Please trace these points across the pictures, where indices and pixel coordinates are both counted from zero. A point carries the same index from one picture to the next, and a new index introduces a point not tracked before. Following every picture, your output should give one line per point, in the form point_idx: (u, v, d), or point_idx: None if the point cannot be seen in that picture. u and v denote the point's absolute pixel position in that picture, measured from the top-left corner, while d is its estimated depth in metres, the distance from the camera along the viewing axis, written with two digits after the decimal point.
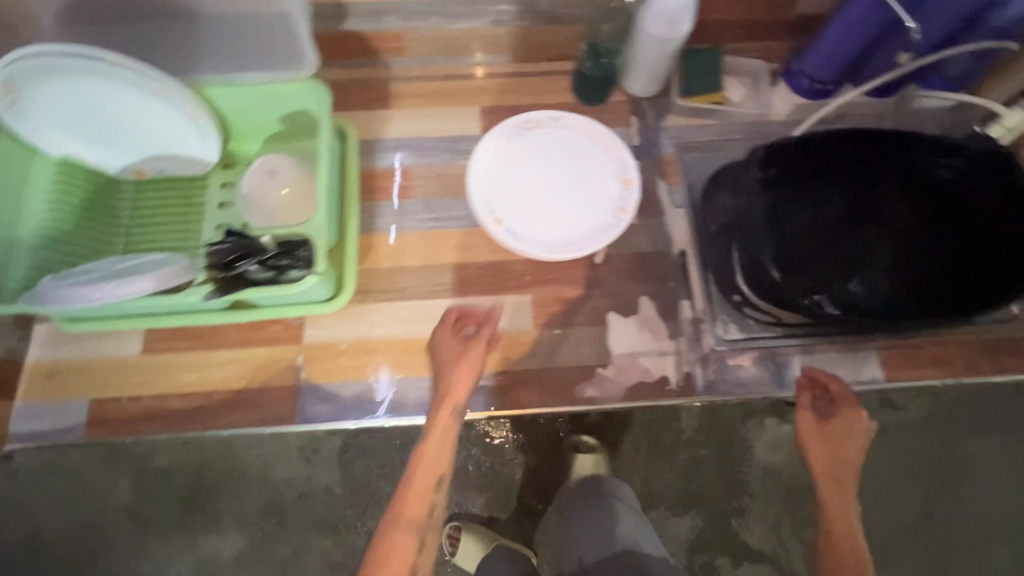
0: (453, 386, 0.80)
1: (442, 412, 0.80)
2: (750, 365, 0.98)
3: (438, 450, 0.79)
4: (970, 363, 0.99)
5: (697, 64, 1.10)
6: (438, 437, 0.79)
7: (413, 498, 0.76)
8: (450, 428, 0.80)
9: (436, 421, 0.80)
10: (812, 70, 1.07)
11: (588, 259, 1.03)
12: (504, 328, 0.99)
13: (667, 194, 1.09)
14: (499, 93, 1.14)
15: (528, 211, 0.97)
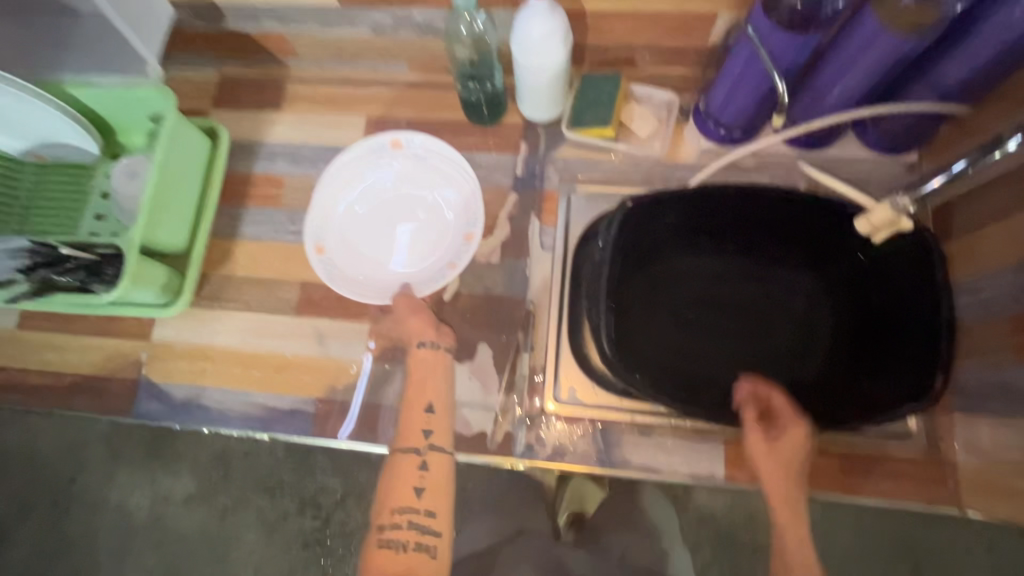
0: (414, 399, 0.88)
1: (411, 419, 0.86)
2: (577, 435, 0.91)
3: (412, 463, 0.83)
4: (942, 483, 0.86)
5: (592, 93, 0.99)
6: (408, 456, 0.84)
7: (409, 501, 0.80)
8: (418, 447, 0.84)
9: (405, 436, 0.85)
10: (718, 114, 0.93)
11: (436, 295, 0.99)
12: (334, 354, 0.98)
13: (538, 234, 1.01)
14: (391, 103, 1.08)
15: (359, 241, 0.98)
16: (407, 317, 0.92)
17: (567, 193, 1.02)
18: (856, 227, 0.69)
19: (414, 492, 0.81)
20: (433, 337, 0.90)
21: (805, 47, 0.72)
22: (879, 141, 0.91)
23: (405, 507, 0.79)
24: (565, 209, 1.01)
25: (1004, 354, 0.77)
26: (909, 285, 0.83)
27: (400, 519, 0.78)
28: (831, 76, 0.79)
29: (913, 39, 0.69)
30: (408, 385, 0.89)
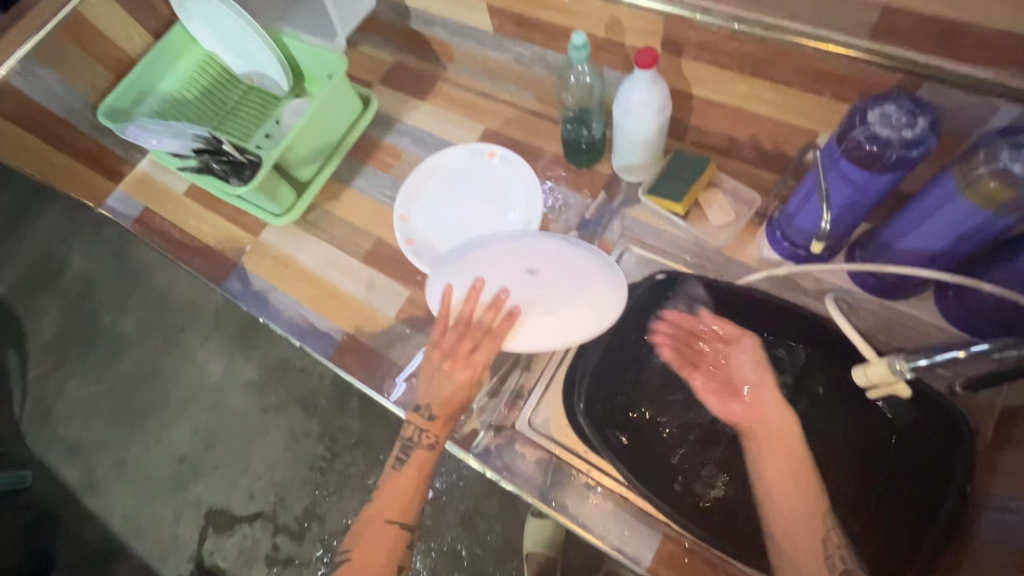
0: (404, 480, 0.89)
1: (399, 497, 0.88)
2: (531, 460, 0.96)
3: (399, 535, 0.87)
4: None
5: (676, 168, 1.04)
6: (401, 530, 0.87)
7: (400, 524, 0.87)
8: (410, 525, 0.88)
9: (404, 513, 0.87)
10: (787, 227, 0.93)
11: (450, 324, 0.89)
12: (374, 303, 1.14)
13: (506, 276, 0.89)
14: (509, 122, 1.23)
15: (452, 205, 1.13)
16: (440, 380, 0.89)
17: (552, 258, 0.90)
18: (857, 374, 0.83)
19: (397, 531, 0.87)
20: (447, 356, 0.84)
21: (873, 189, 0.72)
22: (961, 318, 0.82)
23: (397, 520, 0.87)
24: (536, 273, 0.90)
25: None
26: (912, 446, 0.83)
27: (400, 528, 0.87)
28: (903, 226, 0.77)
29: (992, 213, 0.65)
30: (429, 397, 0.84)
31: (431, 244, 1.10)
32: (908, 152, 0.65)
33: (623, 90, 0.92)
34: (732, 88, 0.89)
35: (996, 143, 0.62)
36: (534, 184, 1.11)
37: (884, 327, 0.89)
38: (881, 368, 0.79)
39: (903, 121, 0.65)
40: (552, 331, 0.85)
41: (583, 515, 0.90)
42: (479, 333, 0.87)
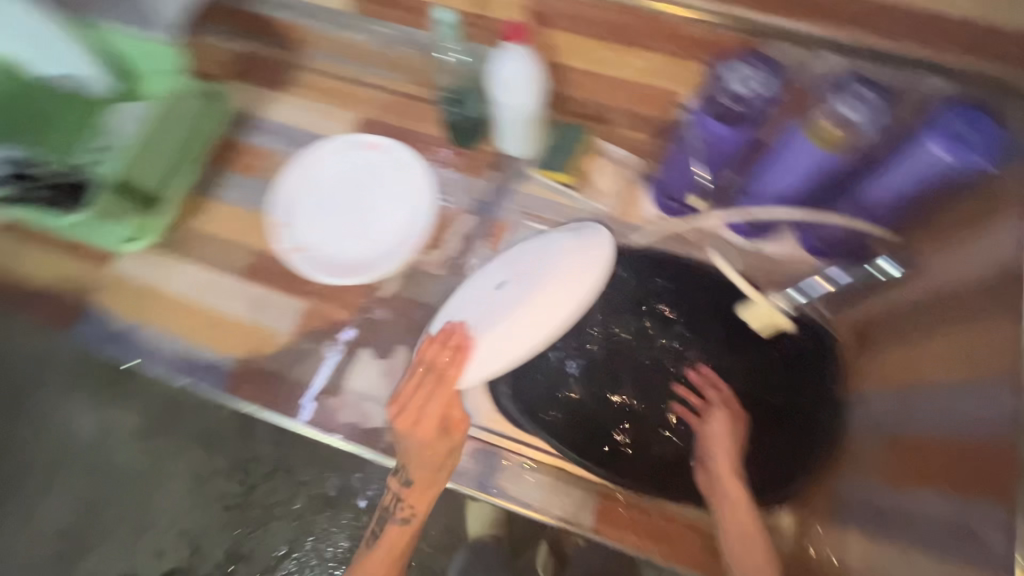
0: (403, 531, 0.89)
1: (380, 557, 0.88)
2: (464, 454, 0.94)
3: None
4: None
5: (559, 141, 1.05)
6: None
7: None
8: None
9: (372, 562, 0.88)
10: (669, 186, 0.98)
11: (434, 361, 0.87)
12: (265, 322, 1.03)
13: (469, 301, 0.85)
14: (383, 108, 1.16)
15: (331, 190, 1.06)
16: (406, 441, 0.89)
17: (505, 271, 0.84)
18: (742, 314, 0.92)
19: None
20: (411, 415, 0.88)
21: (734, 143, 0.79)
22: (818, 248, 0.92)
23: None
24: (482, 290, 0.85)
25: (872, 473, 0.79)
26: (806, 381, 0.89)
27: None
28: (766, 173, 0.84)
29: (835, 154, 0.74)
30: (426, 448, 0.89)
31: (322, 249, 1.03)
32: (764, 108, 0.71)
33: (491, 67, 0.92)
34: (599, 57, 0.91)
35: (832, 91, 0.70)
36: (422, 170, 1.06)
37: (758, 266, 0.99)
38: (763, 308, 0.90)
39: (753, 79, 0.70)
40: (501, 358, 0.80)
41: (516, 492, 0.92)
42: (431, 381, 0.87)
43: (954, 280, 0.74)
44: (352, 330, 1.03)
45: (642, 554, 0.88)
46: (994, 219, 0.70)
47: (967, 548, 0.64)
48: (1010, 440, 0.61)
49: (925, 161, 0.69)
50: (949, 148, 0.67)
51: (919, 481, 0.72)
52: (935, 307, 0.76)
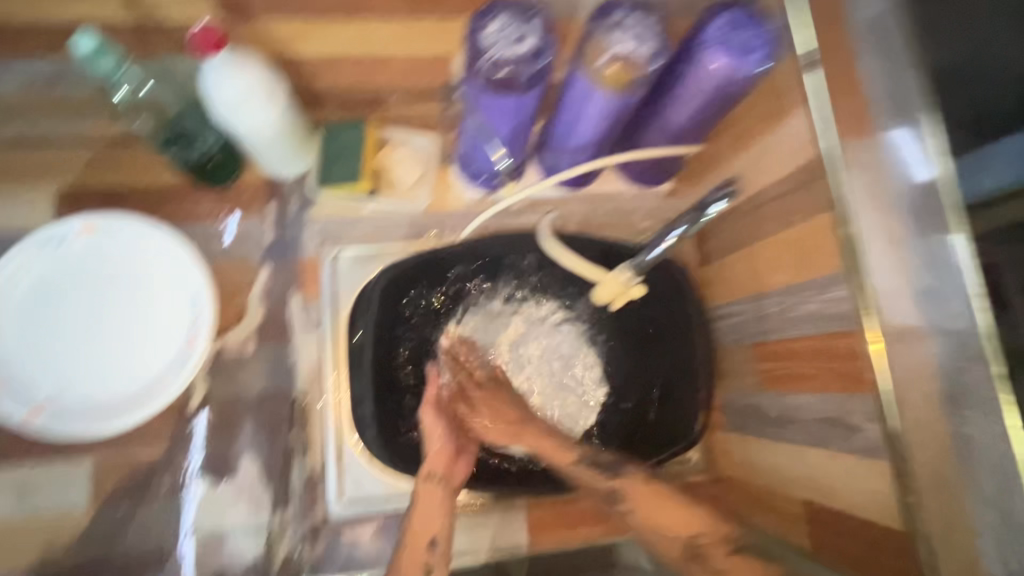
0: (415, 539, 0.70)
1: (411, 555, 0.69)
2: (369, 538, 0.82)
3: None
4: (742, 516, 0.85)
5: (335, 146, 0.86)
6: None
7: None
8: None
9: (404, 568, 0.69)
10: (475, 161, 0.84)
11: (435, 391, 0.81)
12: (44, 508, 0.77)
13: (529, 348, 0.86)
14: (86, 167, 0.85)
15: (55, 310, 0.76)
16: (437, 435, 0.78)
17: (584, 373, 0.87)
18: (597, 298, 0.79)
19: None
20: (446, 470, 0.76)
21: (523, 107, 0.68)
22: (638, 172, 0.89)
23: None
24: (556, 346, 0.87)
25: (750, 380, 0.82)
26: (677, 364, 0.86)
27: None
28: (565, 127, 0.76)
29: (627, 95, 0.67)
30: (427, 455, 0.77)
31: (68, 393, 0.75)
32: (537, 64, 0.61)
33: (223, 89, 0.68)
34: None
35: (601, 31, 0.63)
36: (171, 242, 0.80)
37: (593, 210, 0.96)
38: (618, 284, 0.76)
39: (515, 37, 0.60)
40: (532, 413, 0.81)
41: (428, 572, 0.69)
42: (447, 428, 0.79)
43: (763, 180, 0.75)
44: (202, 416, 0.82)
45: (559, 543, 0.86)
46: (782, 111, 0.70)
47: (838, 436, 0.66)
48: (843, 330, 0.63)
49: (712, 78, 0.65)
50: (726, 59, 0.62)
51: (787, 384, 0.74)
52: (755, 211, 0.78)
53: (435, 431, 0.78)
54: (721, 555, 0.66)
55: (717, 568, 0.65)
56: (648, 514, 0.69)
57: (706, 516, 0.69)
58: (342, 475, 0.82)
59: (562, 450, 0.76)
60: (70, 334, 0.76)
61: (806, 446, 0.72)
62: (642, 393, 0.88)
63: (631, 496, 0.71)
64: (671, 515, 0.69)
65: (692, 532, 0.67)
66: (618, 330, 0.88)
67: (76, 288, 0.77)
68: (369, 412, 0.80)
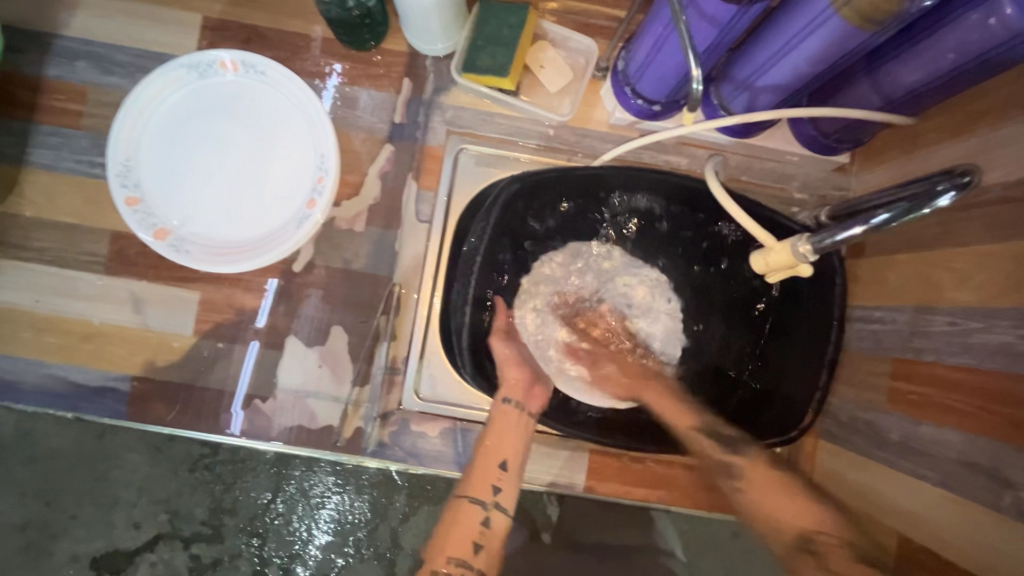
0: (488, 454, 0.71)
1: (482, 471, 0.70)
2: (435, 435, 0.83)
3: (474, 516, 0.67)
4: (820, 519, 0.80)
5: (491, 30, 0.78)
6: (472, 506, 0.68)
7: (466, 554, 0.65)
8: (482, 499, 0.68)
9: (474, 485, 0.69)
10: (638, 80, 0.75)
11: (507, 321, 0.79)
12: (154, 326, 0.82)
13: (615, 291, 0.82)
14: (235, 1, 0.82)
15: (193, 138, 0.76)
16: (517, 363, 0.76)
17: (666, 336, 0.82)
18: (755, 261, 0.65)
19: (471, 549, 0.65)
20: (523, 398, 0.74)
21: (736, 23, 0.56)
22: (814, 138, 0.78)
23: (463, 557, 0.64)
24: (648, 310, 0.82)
25: (874, 395, 0.74)
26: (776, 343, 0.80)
27: (455, 569, 0.63)
28: (767, 58, 0.64)
29: (866, 32, 0.54)
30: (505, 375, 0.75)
31: (194, 224, 0.76)
32: None
33: None
34: None
35: None
36: (308, 96, 0.77)
37: (746, 166, 0.85)
38: (783, 256, 0.61)
39: None
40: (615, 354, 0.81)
41: (496, 488, 0.69)
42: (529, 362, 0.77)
43: (983, 176, 0.63)
44: (273, 281, 0.83)
45: (616, 495, 0.84)
46: None
47: (978, 485, 0.58)
48: None
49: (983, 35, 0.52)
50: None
51: (924, 412, 0.66)
52: (957, 211, 0.66)
53: (509, 359, 0.76)
54: (838, 557, 0.59)
55: (831, 569, 0.58)
56: (758, 498, 0.65)
57: (839, 523, 0.62)
58: (421, 370, 0.81)
59: (641, 385, 0.77)
60: (202, 166, 0.77)
61: (927, 482, 0.64)
62: (738, 377, 0.80)
63: (753, 480, 0.66)
64: (792, 504, 0.64)
65: (808, 529, 0.61)
66: (726, 303, 0.81)
67: (215, 120, 0.77)
68: (466, 319, 0.77)
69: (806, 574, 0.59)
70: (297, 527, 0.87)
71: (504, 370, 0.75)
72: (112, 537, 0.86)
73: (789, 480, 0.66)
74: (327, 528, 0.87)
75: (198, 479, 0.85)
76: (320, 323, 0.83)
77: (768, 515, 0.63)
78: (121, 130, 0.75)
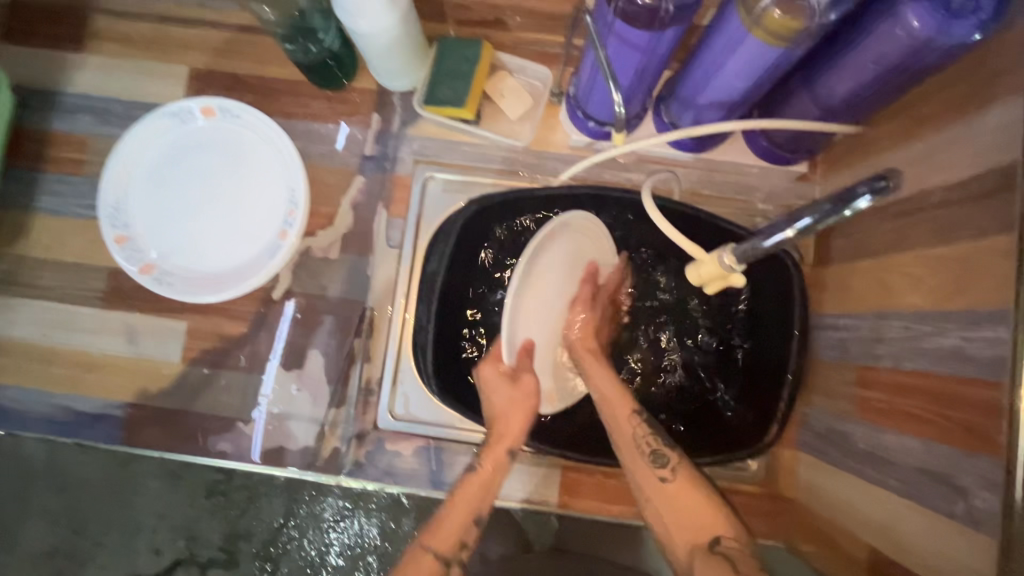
0: (453, 505, 0.68)
1: (448, 525, 0.66)
2: (409, 454, 0.85)
3: None
4: (803, 533, 0.78)
5: (447, 64, 0.82)
6: None
7: None
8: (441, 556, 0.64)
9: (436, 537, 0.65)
10: (587, 104, 0.78)
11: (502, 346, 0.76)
12: (146, 355, 0.87)
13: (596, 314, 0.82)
14: (217, 52, 0.89)
15: (176, 181, 0.83)
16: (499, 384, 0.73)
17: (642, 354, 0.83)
18: (689, 273, 0.66)
19: None
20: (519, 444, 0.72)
21: (657, 48, 0.59)
22: (768, 149, 0.80)
23: None
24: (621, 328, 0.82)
25: (843, 404, 0.73)
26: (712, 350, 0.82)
27: None
28: (701, 76, 0.66)
29: (782, 49, 0.56)
30: (499, 415, 0.72)
31: (178, 260, 0.82)
32: None
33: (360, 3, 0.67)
34: None
35: None
36: (278, 136, 0.83)
37: (706, 180, 0.86)
38: (712, 268, 0.62)
39: None
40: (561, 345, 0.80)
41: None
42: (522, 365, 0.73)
43: (928, 180, 0.62)
44: (256, 310, 0.87)
45: (595, 510, 0.84)
46: (977, 100, 0.56)
47: (936, 493, 0.56)
48: (981, 377, 0.53)
49: (896, 44, 0.53)
50: (928, 19, 0.49)
51: (886, 418, 0.64)
52: (906, 215, 0.65)
53: (496, 383, 0.73)
54: (746, 563, 0.57)
55: (741, 573, 0.56)
56: (664, 500, 0.63)
57: (734, 523, 0.61)
58: (395, 390, 0.84)
59: (625, 400, 0.72)
60: (184, 207, 0.83)
61: (892, 493, 0.63)
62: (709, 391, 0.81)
63: (677, 467, 0.66)
64: (694, 509, 0.62)
65: (715, 532, 0.60)
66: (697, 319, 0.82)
67: (196, 164, 0.83)
68: (430, 337, 0.79)
69: (711, 573, 0.57)
70: (308, 550, 0.91)
71: (508, 412, 0.72)
72: (133, 563, 0.90)
73: (708, 486, 0.64)
74: (337, 552, 0.91)
75: (215, 505, 0.89)
76: (298, 347, 0.87)
77: (681, 518, 0.62)
78: (111, 177, 0.81)
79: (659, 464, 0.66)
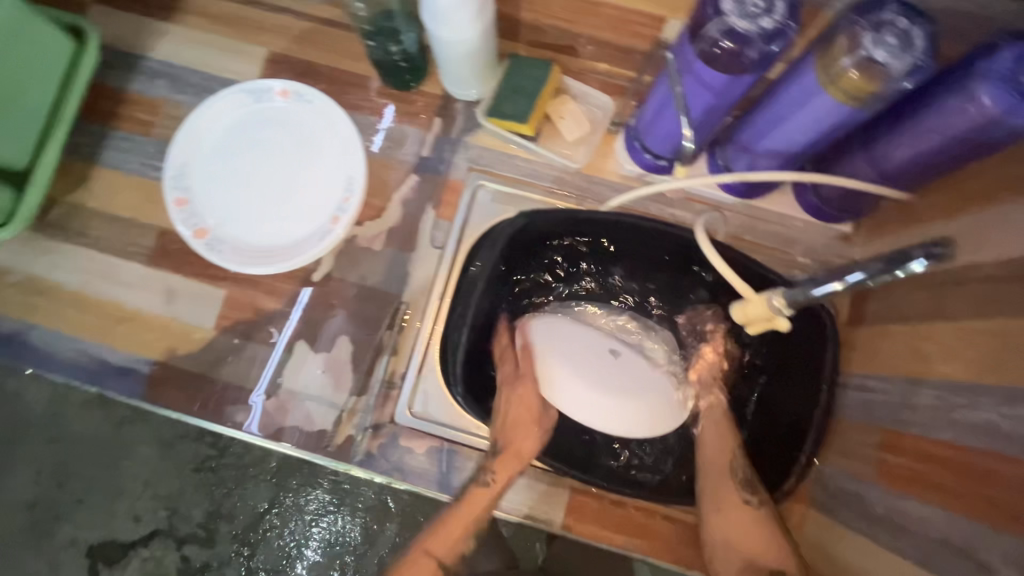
0: (466, 506, 0.74)
1: (450, 529, 0.73)
2: (421, 453, 0.84)
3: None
4: None
5: (516, 80, 0.85)
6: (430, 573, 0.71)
7: None
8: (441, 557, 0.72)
9: (438, 538, 0.73)
10: (646, 136, 0.80)
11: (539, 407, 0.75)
12: (180, 317, 0.89)
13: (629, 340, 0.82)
14: (297, 39, 0.93)
15: (240, 153, 0.86)
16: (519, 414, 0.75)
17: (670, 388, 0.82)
18: (734, 311, 0.68)
19: None
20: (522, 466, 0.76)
21: (731, 90, 0.61)
22: (816, 205, 0.81)
23: None
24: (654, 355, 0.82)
25: (863, 466, 0.73)
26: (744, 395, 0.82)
27: None
28: (765, 125, 0.68)
29: (853, 108, 0.58)
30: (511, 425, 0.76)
31: (230, 229, 0.84)
32: (767, 47, 0.55)
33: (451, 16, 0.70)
34: None
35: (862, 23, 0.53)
36: (344, 126, 0.86)
37: (749, 226, 0.88)
38: (758, 309, 0.63)
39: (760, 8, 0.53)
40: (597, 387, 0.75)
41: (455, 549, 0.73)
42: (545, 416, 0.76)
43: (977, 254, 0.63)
44: (295, 288, 0.89)
45: (592, 537, 0.83)
46: None
47: (955, 568, 0.56)
48: (1015, 455, 0.53)
49: (966, 119, 0.55)
50: (1001, 99, 0.51)
51: (909, 485, 0.64)
52: (949, 285, 0.66)
53: (522, 416, 0.75)
54: None
55: None
56: (733, 525, 0.72)
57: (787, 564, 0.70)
58: (417, 386, 0.85)
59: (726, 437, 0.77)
60: (244, 179, 0.85)
61: (907, 561, 0.62)
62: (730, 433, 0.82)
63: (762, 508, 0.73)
64: (754, 538, 0.71)
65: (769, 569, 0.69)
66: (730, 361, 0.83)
67: (262, 140, 0.86)
68: (463, 338, 0.81)
69: None
70: (286, 541, 0.92)
71: (515, 429, 0.75)
72: (111, 527, 0.92)
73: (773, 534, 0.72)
74: (316, 546, 0.92)
75: (202, 480, 0.92)
76: (328, 331, 0.89)
77: (738, 546, 0.71)
78: (180, 141, 0.84)
79: (746, 490, 0.74)
